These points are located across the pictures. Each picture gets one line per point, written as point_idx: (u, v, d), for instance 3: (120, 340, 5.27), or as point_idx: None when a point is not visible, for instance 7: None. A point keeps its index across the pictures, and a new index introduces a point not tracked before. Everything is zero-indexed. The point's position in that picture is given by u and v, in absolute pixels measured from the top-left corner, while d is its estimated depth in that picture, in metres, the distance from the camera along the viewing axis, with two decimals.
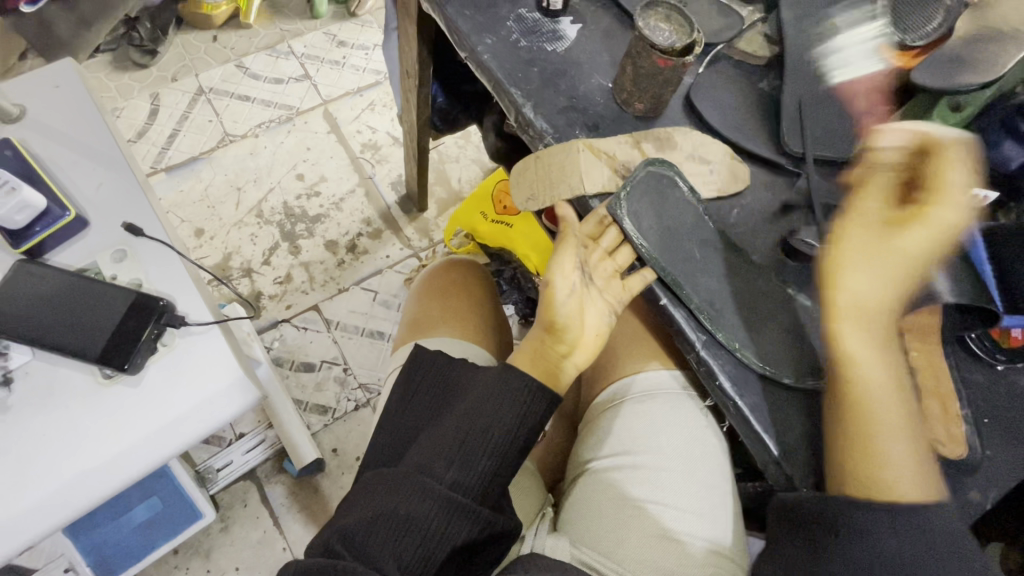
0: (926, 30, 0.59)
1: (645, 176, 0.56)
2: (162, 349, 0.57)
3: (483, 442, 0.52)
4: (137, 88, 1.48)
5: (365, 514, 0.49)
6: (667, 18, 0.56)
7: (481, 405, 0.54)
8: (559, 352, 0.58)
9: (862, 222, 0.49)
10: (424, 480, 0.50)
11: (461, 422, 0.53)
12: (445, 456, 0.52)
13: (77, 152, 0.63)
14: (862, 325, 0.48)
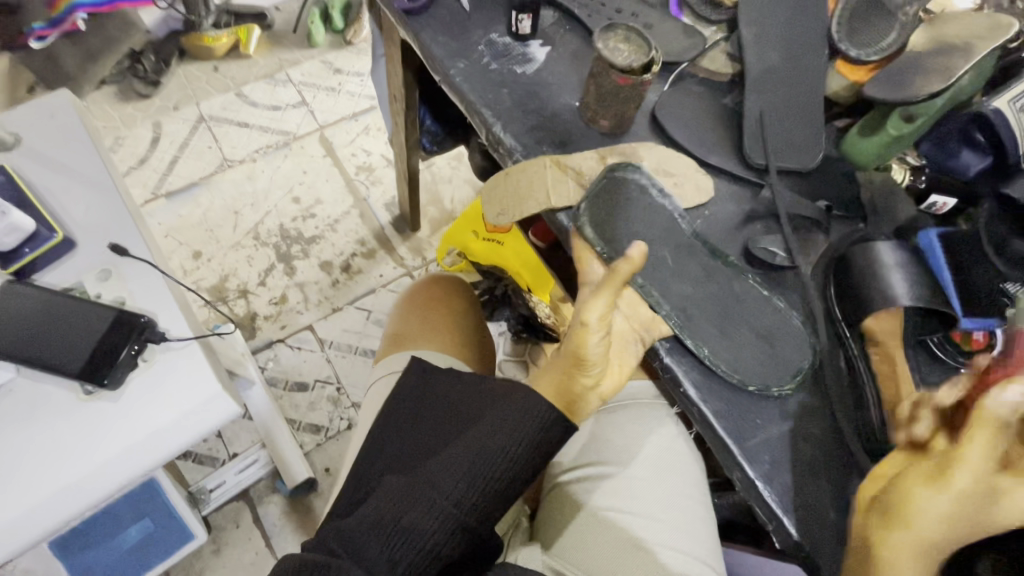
0: (879, 46, 0.63)
1: (605, 182, 0.58)
2: (143, 365, 0.58)
3: (494, 467, 0.50)
4: (140, 118, 1.53)
5: (363, 520, 0.49)
6: (627, 40, 0.59)
7: (496, 427, 0.52)
8: (585, 384, 0.52)
9: (983, 451, 0.39)
10: (428, 495, 0.49)
11: (475, 443, 0.51)
12: (450, 471, 0.50)
13: (69, 178, 0.66)
14: (921, 546, 0.40)
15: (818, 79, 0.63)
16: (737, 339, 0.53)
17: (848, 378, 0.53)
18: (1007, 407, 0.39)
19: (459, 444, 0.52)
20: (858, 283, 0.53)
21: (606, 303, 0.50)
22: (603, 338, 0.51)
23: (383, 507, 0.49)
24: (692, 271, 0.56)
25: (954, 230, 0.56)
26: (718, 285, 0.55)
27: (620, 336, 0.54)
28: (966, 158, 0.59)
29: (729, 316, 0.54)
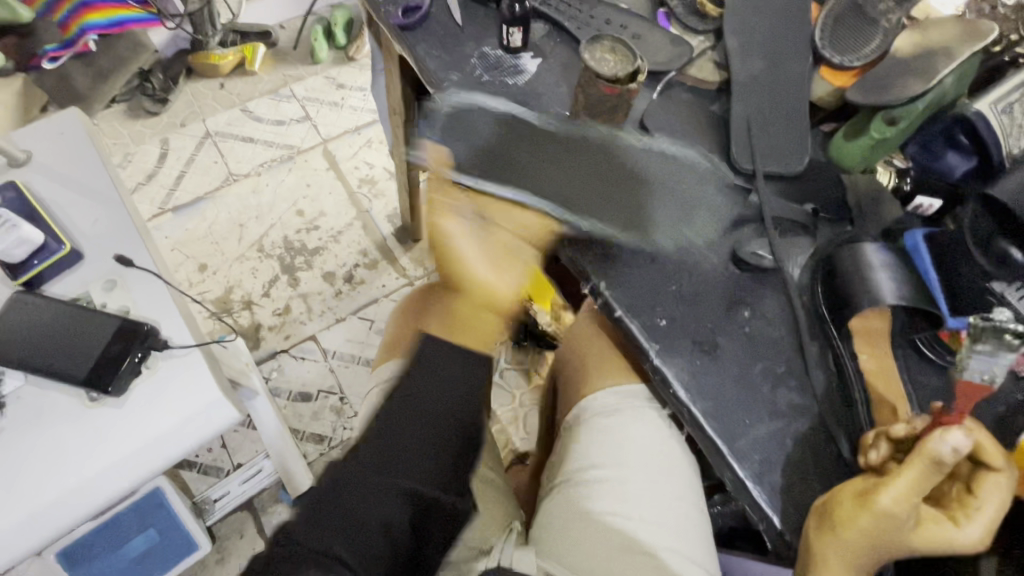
0: (862, 52, 0.65)
1: (449, 108, 0.65)
2: (145, 372, 0.59)
3: (422, 438, 0.55)
4: (148, 135, 1.57)
5: (305, 522, 0.49)
6: (613, 50, 0.61)
7: (413, 389, 0.57)
8: (463, 306, 0.63)
9: (915, 481, 0.43)
10: (366, 484, 0.51)
11: (396, 417, 0.55)
12: (383, 458, 0.53)
13: (76, 192, 0.68)
14: (849, 553, 0.45)
15: (803, 85, 0.64)
16: (622, 203, 0.60)
17: (838, 378, 0.53)
18: (946, 449, 0.41)
19: (388, 427, 0.55)
20: (845, 282, 0.54)
21: (447, 205, 0.62)
22: (460, 248, 0.62)
23: (325, 510, 0.50)
24: (562, 152, 0.62)
25: (939, 230, 0.57)
26: (593, 165, 0.61)
27: (500, 250, 0.63)
28: (951, 160, 0.61)
29: (609, 191, 0.60)
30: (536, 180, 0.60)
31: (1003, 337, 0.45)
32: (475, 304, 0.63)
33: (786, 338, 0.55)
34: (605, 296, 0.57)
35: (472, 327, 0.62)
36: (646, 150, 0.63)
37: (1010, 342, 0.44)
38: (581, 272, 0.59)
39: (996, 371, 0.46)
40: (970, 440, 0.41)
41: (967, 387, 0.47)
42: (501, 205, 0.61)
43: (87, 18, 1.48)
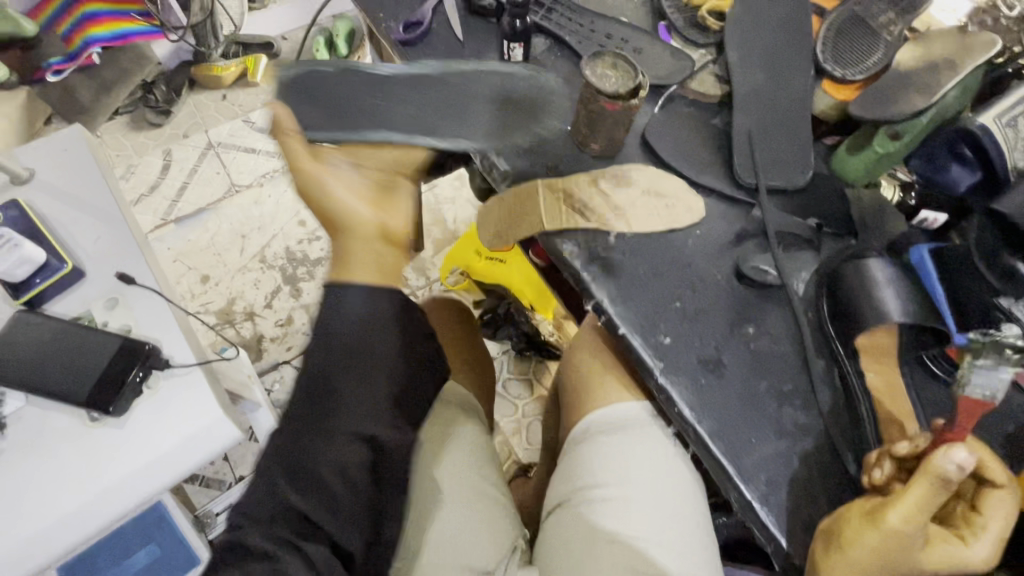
0: (864, 65, 0.64)
1: (291, 73, 0.64)
2: (146, 391, 0.59)
3: (349, 386, 0.54)
4: (151, 146, 1.57)
5: (260, 491, 0.53)
6: (614, 66, 0.60)
7: (328, 341, 0.55)
8: (341, 242, 0.61)
9: (923, 500, 0.42)
10: (303, 445, 0.53)
11: (318, 373, 0.55)
12: (312, 413, 0.54)
13: (78, 210, 0.68)
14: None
15: (805, 98, 0.64)
16: (470, 121, 0.64)
17: (844, 396, 0.53)
18: (951, 467, 0.40)
19: (311, 383, 0.55)
20: (849, 298, 0.53)
21: (316, 174, 0.61)
22: (342, 197, 0.61)
23: (275, 478, 0.53)
24: (411, 91, 0.64)
25: (944, 245, 0.56)
26: (430, 91, 0.65)
27: (377, 186, 0.63)
28: (954, 174, 0.60)
29: (458, 111, 0.64)
30: (390, 118, 0.63)
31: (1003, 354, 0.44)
32: (364, 242, 0.60)
33: (791, 355, 0.54)
34: (607, 313, 0.56)
35: (365, 260, 0.59)
36: (514, 78, 0.67)
37: (1010, 357, 0.43)
38: (583, 288, 0.58)
39: (998, 386, 0.43)
40: (972, 457, 0.40)
41: (969, 403, 0.43)
42: (371, 147, 0.63)
43: (92, 31, 1.50)
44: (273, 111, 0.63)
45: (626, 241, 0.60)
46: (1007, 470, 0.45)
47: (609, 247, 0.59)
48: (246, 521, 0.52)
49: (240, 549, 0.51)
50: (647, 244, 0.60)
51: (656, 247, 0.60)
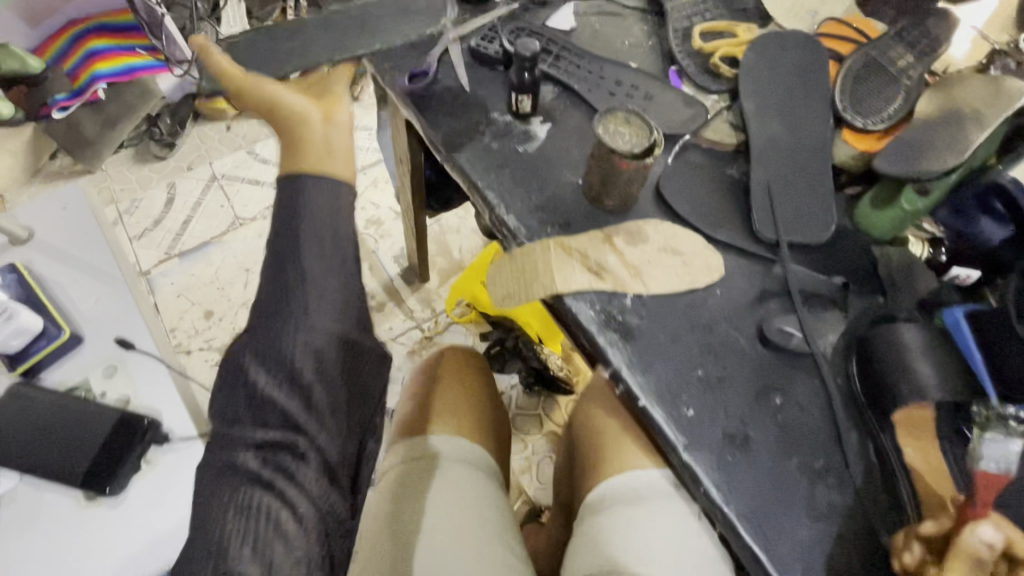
0: (886, 113, 0.63)
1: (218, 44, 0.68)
2: (146, 465, 0.60)
3: (321, 273, 0.56)
4: (156, 179, 1.56)
5: (241, 396, 0.53)
6: (627, 121, 0.58)
7: (289, 231, 0.56)
8: (291, 132, 0.62)
9: None
10: (281, 348, 0.54)
11: (285, 269, 0.56)
12: (288, 311, 0.55)
13: (77, 271, 0.67)
14: None
15: (824, 150, 0.62)
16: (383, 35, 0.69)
17: (879, 472, 0.50)
18: (980, 544, 0.41)
19: (282, 281, 0.56)
20: (884, 367, 0.51)
21: (259, 81, 0.63)
22: (287, 99, 0.62)
23: (258, 386, 0.53)
24: (323, 30, 0.68)
25: (983, 306, 0.54)
26: (342, 21, 0.69)
27: (317, 91, 0.65)
28: (986, 227, 0.57)
29: (373, 29, 0.69)
30: (310, 52, 0.67)
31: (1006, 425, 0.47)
32: (311, 139, 0.61)
33: (822, 428, 0.51)
34: (626, 382, 0.54)
35: (324, 153, 0.61)
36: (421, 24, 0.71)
37: (1013, 429, 0.46)
38: (600, 354, 0.56)
39: (1010, 459, 0.45)
40: (999, 535, 0.41)
41: (986, 478, 0.44)
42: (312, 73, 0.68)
43: (95, 67, 1.45)
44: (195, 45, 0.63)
45: (643, 302, 0.57)
46: None
47: (625, 309, 0.57)
48: (231, 427, 0.53)
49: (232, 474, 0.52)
50: (665, 306, 0.57)
51: (675, 309, 0.57)
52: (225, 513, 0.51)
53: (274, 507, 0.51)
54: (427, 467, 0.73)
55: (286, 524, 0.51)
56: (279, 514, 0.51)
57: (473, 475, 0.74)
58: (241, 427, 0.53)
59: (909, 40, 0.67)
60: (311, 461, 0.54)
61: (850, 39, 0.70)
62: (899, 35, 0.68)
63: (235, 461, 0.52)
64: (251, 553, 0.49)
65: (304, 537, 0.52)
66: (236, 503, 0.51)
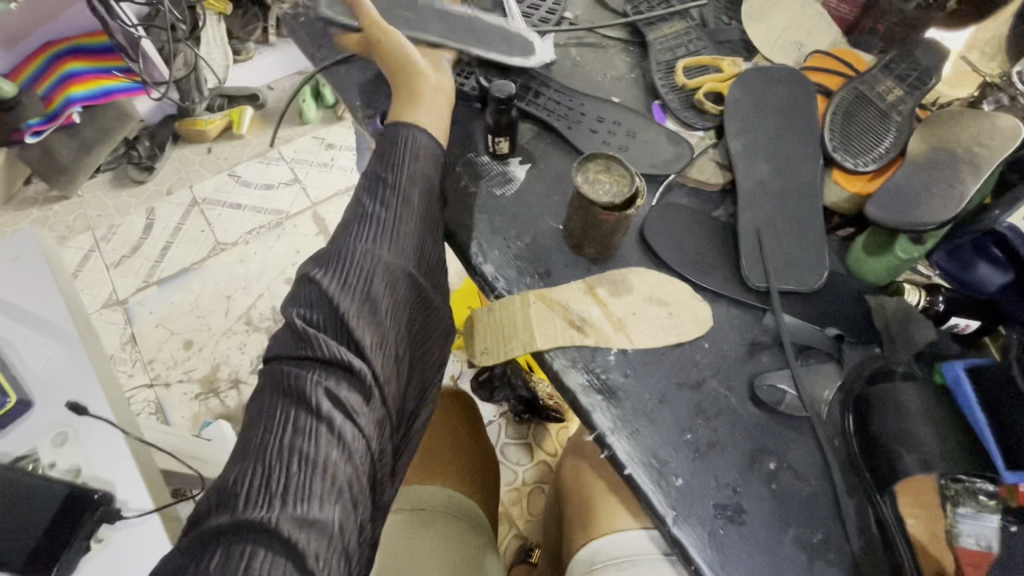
0: (877, 152, 0.60)
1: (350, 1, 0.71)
2: (96, 545, 0.53)
3: (408, 205, 0.55)
4: (134, 205, 1.51)
5: (319, 318, 0.49)
6: (607, 169, 0.55)
7: (383, 170, 0.56)
8: (408, 93, 0.61)
9: None
10: (362, 268, 0.51)
11: (378, 191, 0.55)
12: (375, 232, 0.53)
13: (29, 327, 0.62)
14: None
15: (813, 193, 0.59)
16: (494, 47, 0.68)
17: (879, 541, 0.47)
18: None
19: (371, 204, 0.54)
20: (883, 431, 0.48)
21: (392, 36, 0.64)
22: (410, 49, 0.64)
23: (341, 309, 0.49)
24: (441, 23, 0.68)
25: (988, 360, 0.50)
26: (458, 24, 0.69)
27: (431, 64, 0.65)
28: (983, 273, 0.55)
29: (480, 38, 0.68)
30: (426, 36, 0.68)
31: (977, 499, 0.47)
32: (420, 91, 0.61)
33: (820, 496, 0.48)
34: (612, 448, 0.50)
35: (420, 103, 0.61)
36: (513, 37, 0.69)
37: (984, 502, 0.46)
38: (584, 418, 0.52)
39: (988, 533, 0.46)
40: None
41: (969, 555, 0.45)
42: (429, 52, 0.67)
43: (71, 90, 1.39)
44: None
45: (628, 359, 0.54)
46: None
47: (608, 368, 0.54)
48: (304, 343, 0.47)
49: (294, 398, 0.45)
50: (653, 362, 0.54)
51: (662, 366, 0.54)
52: (282, 459, 0.43)
53: (335, 462, 0.44)
54: (425, 522, 0.71)
55: (346, 483, 0.44)
56: (341, 471, 0.44)
57: (468, 535, 0.72)
58: (321, 335, 0.48)
59: (898, 73, 0.65)
60: (376, 411, 0.48)
61: (838, 72, 0.67)
62: (888, 68, 0.66)
63: (299, 395, 0.45)
64: (308, 520, 0.41)
65: (362, 497, 0.45)
66: (297, 451, 0.43)
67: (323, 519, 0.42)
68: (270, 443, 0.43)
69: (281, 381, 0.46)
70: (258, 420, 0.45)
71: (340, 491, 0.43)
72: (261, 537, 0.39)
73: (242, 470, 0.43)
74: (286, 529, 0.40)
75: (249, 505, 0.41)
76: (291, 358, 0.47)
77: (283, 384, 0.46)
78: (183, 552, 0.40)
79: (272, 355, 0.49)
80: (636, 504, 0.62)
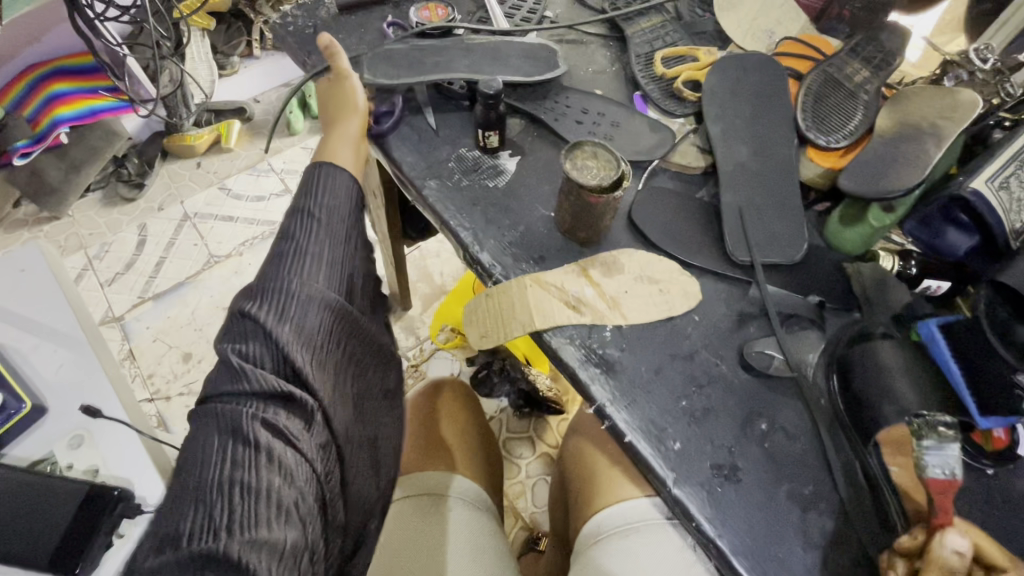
0: (847, 130, 0.63)
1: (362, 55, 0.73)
2: (118, 541, 0.55)
3: (329, 242, 0.59)
4: (126, 222, 1.52)
5: (253, 351, 0.51)
6: (594, 155, 0.58)
7: (305, 202, 0.59)
8: (339, 139, 0.64)
9: None
10: (290, 300, 0.54)
11: (304, 221, 0.58)
12: (308, 264, 0.56)
13: (38, 336, 0.64)
14: None
15: (789, 170, 0.63)
16: (512, 70, 0.69)
17: (867, 489, 0.50)
18: (950, 553, 0.41)
19: (302, 236, 0.57)
20: (864, 387, 0.51)
21: (351, 84, 0.66)
22: (361, 93, 0.67)
23: (282, 340, 0.52)
24: (466, 54, 0.70)
25: (957, 317, 0.54)
26: (477, 50, 0.70)
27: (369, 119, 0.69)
28: (953, 239, 0.58)
29: (502, 61, 0.70)
30: (449, 62, 0.69)
31: (937, 430, 0.45)
32: (346, 128, 0.65)
33: (810, 453, 0.51)
34: (611, 418, 0.53)
35: (344, 145, 0.64)
36: (532, 54, 0.71)
37: (945, 432, 0.44)
38: (584, 392, 0.55)
39: (952, 463, 0.43)
40: (968, 541, 0.41)
41: (936, 485, 0.43)
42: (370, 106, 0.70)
43: (57, 111, 1.38)
44: (323, 32, 0.68)
45: (623, 334, 0.57)
46: (1005, 550, 0.43)
47: (605, 343, 0.56)
48: (240, 380, 0.50)
49: (233, 431, 0.48)
50: (645, 335, 0.57)
51: (656, 339, 0.57)
52: (223, 493, 0.45)
53: (279, 487, 0.47)
54: (423, 506, 0.73)
55: (292, 505, 0.47)
56: (285, 494, 0.47)
57: (470, 511, 0.74)
58: (257, 369, 0.51)
59: (864, 55, 0.69)
60: (317, 436, 0.52)
61: (807, 57, 0.71)
62: (854, 51, 0.69)
63: (235, 429, 0.48)
64: (252, 541, 0.44)
65: (309, 515, 0.49)
66: (238, 483, 0.46)
67: (274, 540, 0.45)
68: (209, 481, 0.46)
69: (215, 419, 0.49)
70: (199, 455, 0.47)
71: (288, 513, 0.47)
72: (202, 566, 0.42)
73: (182, 510, 0.45)
74: (237, 554, 0.43)
75: (194, 540, 0.43)
76: (221, 396, 0.50)
77: (219, 421, 0.49)
78: (171, 567, 0.41)
79: (205, 397, 0.51)
80: (640, 475, 0.64)
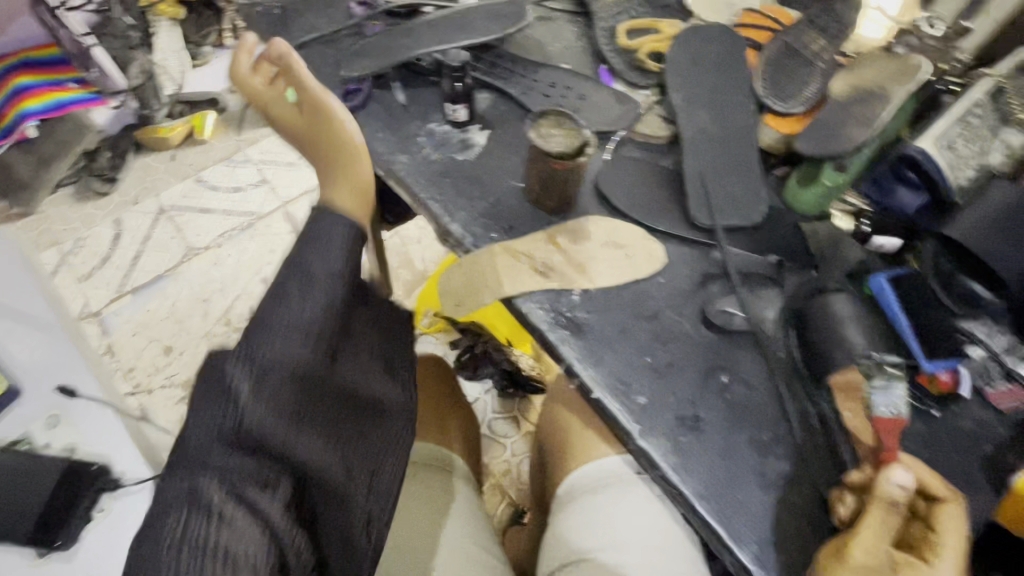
0: (803, 96, 0.66)
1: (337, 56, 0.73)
2: (98, 514, 0.63)
3: (319, 282, 0.53)
4: (99, 217, 1.49)
5: (221, 415, 0.46)
6: (558, 123, 0.59)
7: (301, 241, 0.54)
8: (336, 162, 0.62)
9: (868, 544, 0.43)
10: (270, 355, 0.49)
11: (298, 266, 0.53)
12: (294, 310, 0.51)
13: (11, 322, 0.70)
14: None
15: (748, 135, 0.65)
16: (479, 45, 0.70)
17: (820, 433, 0.52)
18: (895, 488, 0.43)
19: (293, 281, 0.52)
20: (820, 336, 0.53)
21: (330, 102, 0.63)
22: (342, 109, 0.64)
23: (255, 402, 0.47)
24: (434, 30, 0.71)
25: (906, 271, 0.56)
26: (444, 25, 0.71)
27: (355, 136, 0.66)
28: (902, 197, 0.60)
29: (468, 36, 0.70)
30: (415, 41, 0.70)
31: (887, 370, 0.49)
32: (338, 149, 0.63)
33: (769, 403, 0.54)
34: (580, 376, 0.55)
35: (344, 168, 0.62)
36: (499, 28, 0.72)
37: (893, 372, 0.48)
38: (553, 352, 0.57)
39: (898, 402, 0.47)
40: (912, 477, 0.44)
41: (884, 424, 0.47)
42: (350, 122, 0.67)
43: (25, 103, 1.36)
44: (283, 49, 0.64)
45: (590, 298, 0.58)
46: (950, 486, 0.46)
47: (573, 306, 0.58)
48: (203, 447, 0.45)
49: (189, 501, 0.43)
50: (611, 297, 0.59)
51: (623, 301, 0.58)
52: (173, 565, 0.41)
53: (236, 556, 0.42)
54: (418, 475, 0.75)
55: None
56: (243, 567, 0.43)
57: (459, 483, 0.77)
58: (224, 432, 0.46)
59: (820, 25, 0.71)
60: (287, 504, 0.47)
61: (766, 27, 0.73)
62: (813, 22, 0.71)
63: (192, 499, 0.43)
64: None
65: None
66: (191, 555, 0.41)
67: None
68: (160, 552, 0.41)
69: (172, 490, 0.44)
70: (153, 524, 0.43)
71: None
72: None
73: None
74: None
75: None
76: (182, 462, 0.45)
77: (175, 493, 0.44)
78: None
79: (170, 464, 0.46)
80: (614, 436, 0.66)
